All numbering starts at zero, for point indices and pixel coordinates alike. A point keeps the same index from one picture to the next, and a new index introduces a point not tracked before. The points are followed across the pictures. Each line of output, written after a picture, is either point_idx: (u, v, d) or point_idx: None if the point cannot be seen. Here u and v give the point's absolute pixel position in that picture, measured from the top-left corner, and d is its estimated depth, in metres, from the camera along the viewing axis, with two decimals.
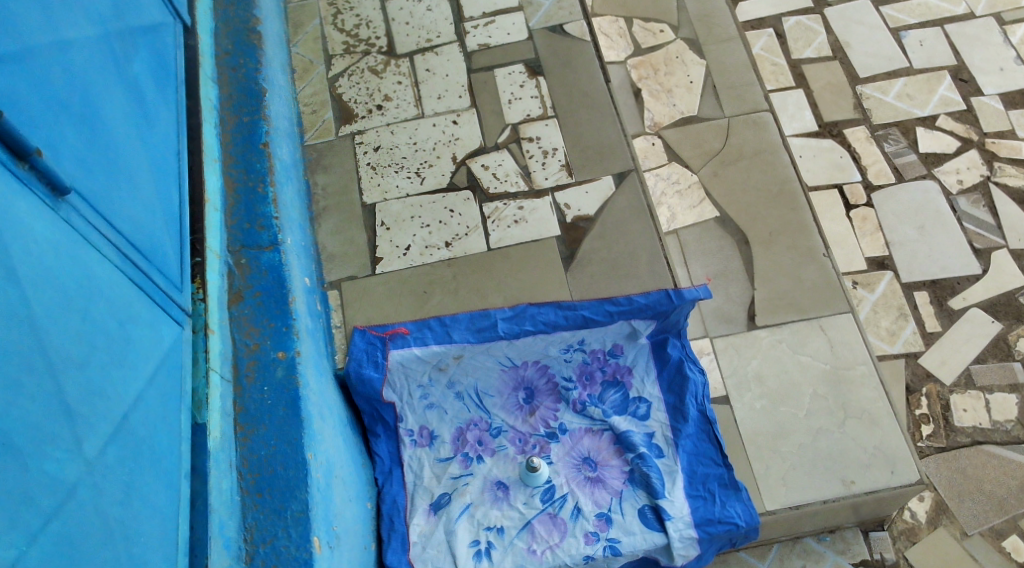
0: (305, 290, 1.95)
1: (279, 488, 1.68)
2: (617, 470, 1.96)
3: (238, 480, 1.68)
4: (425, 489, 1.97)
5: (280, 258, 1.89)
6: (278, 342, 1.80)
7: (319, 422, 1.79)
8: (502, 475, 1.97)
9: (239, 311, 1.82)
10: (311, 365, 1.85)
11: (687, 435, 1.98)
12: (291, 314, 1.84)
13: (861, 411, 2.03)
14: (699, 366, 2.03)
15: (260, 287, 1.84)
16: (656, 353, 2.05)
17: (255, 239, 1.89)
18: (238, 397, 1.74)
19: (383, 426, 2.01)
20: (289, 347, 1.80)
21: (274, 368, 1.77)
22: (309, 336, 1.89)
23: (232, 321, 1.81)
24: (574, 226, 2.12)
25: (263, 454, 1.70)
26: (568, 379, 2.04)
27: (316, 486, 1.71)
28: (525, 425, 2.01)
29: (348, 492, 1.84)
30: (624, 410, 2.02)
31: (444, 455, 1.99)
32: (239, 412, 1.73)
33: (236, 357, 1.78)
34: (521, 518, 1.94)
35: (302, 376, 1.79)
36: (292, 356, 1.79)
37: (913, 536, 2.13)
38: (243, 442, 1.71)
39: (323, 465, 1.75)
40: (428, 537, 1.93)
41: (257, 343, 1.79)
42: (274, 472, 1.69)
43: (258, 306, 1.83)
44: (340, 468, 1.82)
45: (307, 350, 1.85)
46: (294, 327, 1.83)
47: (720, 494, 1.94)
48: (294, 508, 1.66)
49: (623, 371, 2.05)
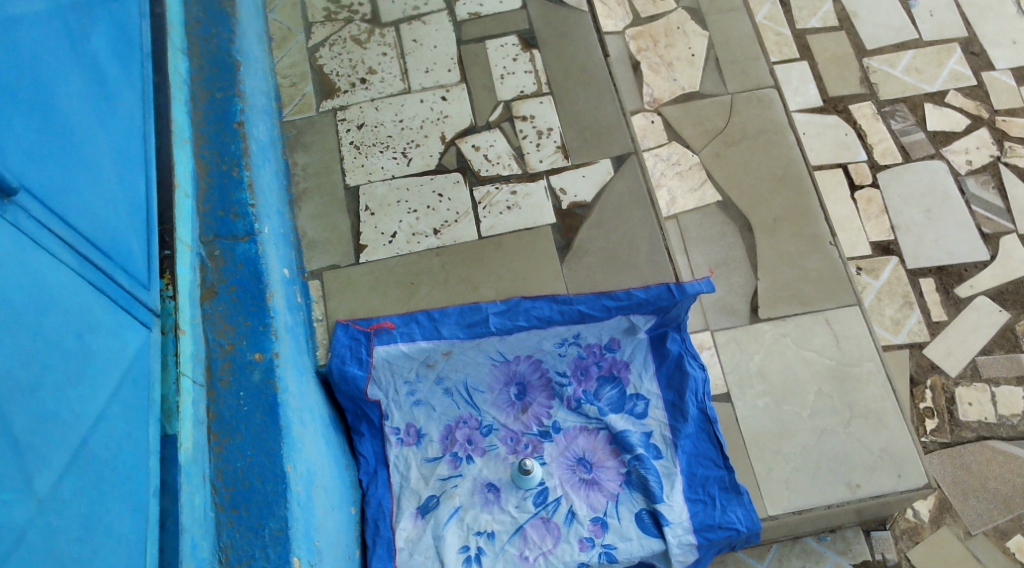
0: (283, 281, 1.82)
1: (255, 503, 1.56)
2: (613, 472, 1.92)
3: (212, 495, 1.57)
4: (412, 492, 1.91)
5: (258, 248, 1.76)
6: (254, 343, 1.68)
7: (301, 428, 1.68)
8: (493, 475, 1.92)
9: (212, 308, 1.70)
10: (291, 366, 1.73)
11: (686, 435, 1.93)
12: (269, 311, 1.71)
13: (868, 411, 1.95)
14: (699, 361, 1.96)
15: (234, 282, 1.72)
16: (654, 348, 1.97)
17: (229, 229, 1.77)
18: (211, 402, 1.63)
19: (368, 425, 1.92)
20: (266, 348, 1.68)
21: (250, 371, 1.66)
22: (289, 333, 1.77)
23: (205, 319, 1.69)
24: (570, 213, 1.99)
25: (239, 466, 1.59)
26: (563, 374, 1.96)
27: (297, 499, 1.59)
28: (516, 423, 1.94)
29: (331, 504, 1.73)
30: (621, 408, 1.95)
31: (432, 455, 1.92)
32: (213, 419, 1.62)
33: (209, 359, 1.66)
34: (513, 522, 1.89)
35: (281, 378, 1.67)
36: (271, 356, 1.67)
37: (916, 536, 2.09)
38: (217, 452, 1.60)
39: (304, 475, 1.64)
40: (415, 542, 1.88)
41: (231, 344, 1.67)
42: (252, 486, 1.57)
43: (233, 302, 1.71)
44: (321, 476, 1.70)
45: (287, 351, 1.72)
46: (274, 325, 1.71)
47: (721, 498, 1.89)
48: (272, 526, 1.55)
49: (620, 366, 1.97)
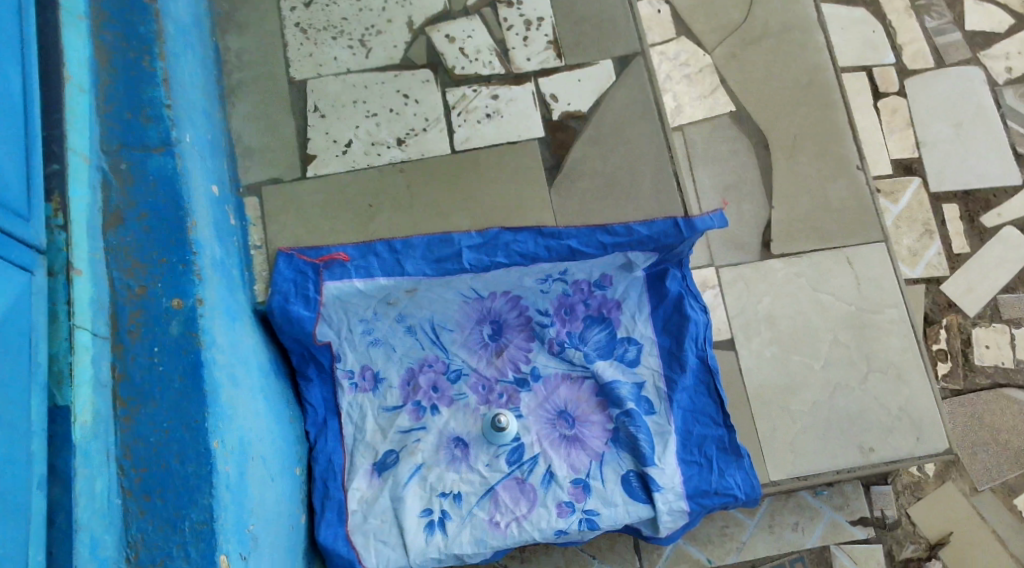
0: (210, 201, 1.48)
1: (172, 490, 1.28)
2: (598, 428, 1.68)
3: (118, 477, 1.28)
4: (367, 446, 1.65)
5: (175, 163, 1.40)
6: (171, 286, 1.35)
7: (231, 390, 1.38)
8: (461, 429, 1.66)
9: (117, 239, 1.36)
10: (219, 311, 1.41)
11: (683, 388, 1.68)
12: (191, 244, 1.38)
13: (887, 364, 1.71)
14: (700, 302, 1.69)
15: (146, 206, 1.37)
16: (652, 286, 1.69)
17: (138, 136, 1.40)
18: (117, 359, 1.32)
19: (316, 369, 1.65)
20: (187, 293, 1.35)
21: (167, 322, 1.34)
22: (217, 268, 1.43)
23: (108, 252, 1.35)
24: (562, 126, 1.68)
25: (152, 442, 1.30)
26: (544, 313, 1.69)
27: (225, 483, 1.31)
28: (489, 369, 1.68)
29: (266, 475, 1.45)
30: (609, 354, 1.69)
31: (391, 404, 1.66)
32: (119, 381, 1.31)
33: (114, 305, 1.33)
34: (483, 483, 1.65)
35: (206, 330, 1.35)
36: (193, 303, 1.35)
37: (918, 490, 1.88)
38: (123, 423, 1.30)
39: (235, 449, 1.35)
40: (370, 504, 1.63)
41: (143, 287, 1.34)
42: (168, 467, 1.29)
43: (144, 233, 1.36)
44: (256, 444, 1.42)
45: (214, 294, 1.40)
46: (197, 263, 1.37)
47: (718, 460, 1.66)
48: (193, 519, 1.27)
49: (611, 306, 1.70)
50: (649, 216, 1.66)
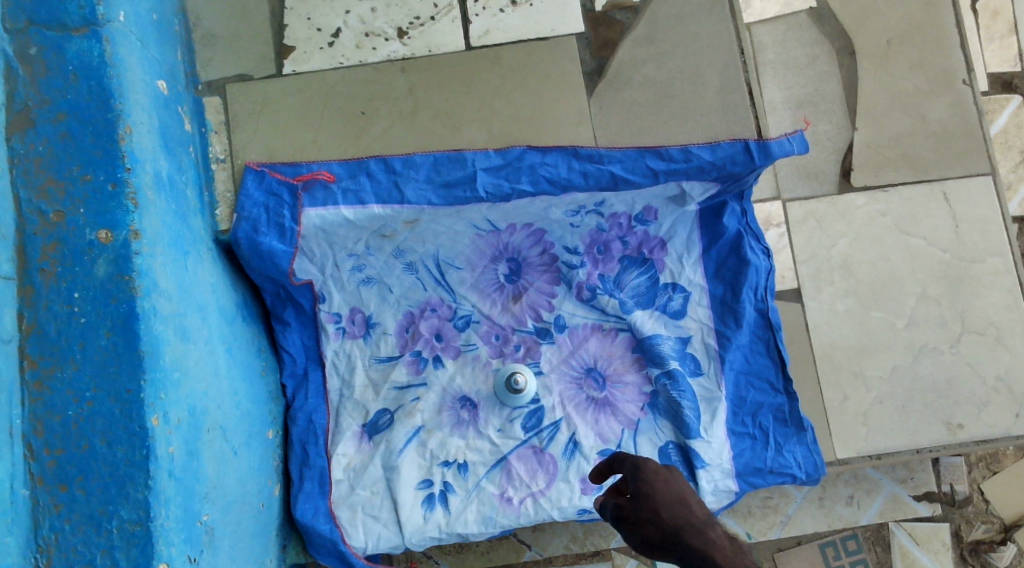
0: (154, 100, 1.15)
1: (97, 480, 1.00)
2: (634, 391, 1.39)
3: (27, 461, 0.99)
4: (356, 405, 1.37)
5: (103, 49, 1.07)
6: (97, 213, 1.04)
7: (177, 346, 1.08)
8: (469, 387, 1.38)
9: (25, 148, 1.03)
10: (163, 244, 1.10)
11: (738, 347, 1.39)
12: (124, 158, 1.06)
13: (986, 325, 1.40)
14: (763, 245, 1.38)
15: (64, 106, 1.05)
16: (705, 222, 1.39)
17: (54, 12, 1.06)
18: (26, 307, 1.01)
19: (295, 311, 1.35)
20: (118, 223, 1.04)
21: (91, 260, 1.03)
22: (161, 189, 1.12)
23: (14, 165, 1.03)
24: (606, 20, 1.34)
25: (71, 416, 1.00)
26: (573, 251, 1.39)
27: (167, 470, 1.03)
28: (504, 317, 1.39)
29: (225, 449, 1.16)
30: (650, 303, 1.40)
31: (385, 355, 1.38)
32: (29, 335, 1.01)
33: (22, 236, 1.02)
34: (494, 452, 1.37)
35: (143, 271, 1.05)
36: (126, 237, 1.04)
37: (995, 464, 1.51)
38: (34, 390, 1.00)
39: (182, 423, 1.07)
40: (357, 473, 1.35)
41: (59, 212, 1.03)
42: (91, 449, 1.00)
43: (61, 141, 1.04)
44: (212, 412, 1.14)
45: (155, 222, 1.09)
46: (132, 183, 1.06)
47: (776, 434, 1.37)
48: (123, 517, 1.00)
49: (654, 245, 1.40)
50: (709, 137, 1.32)
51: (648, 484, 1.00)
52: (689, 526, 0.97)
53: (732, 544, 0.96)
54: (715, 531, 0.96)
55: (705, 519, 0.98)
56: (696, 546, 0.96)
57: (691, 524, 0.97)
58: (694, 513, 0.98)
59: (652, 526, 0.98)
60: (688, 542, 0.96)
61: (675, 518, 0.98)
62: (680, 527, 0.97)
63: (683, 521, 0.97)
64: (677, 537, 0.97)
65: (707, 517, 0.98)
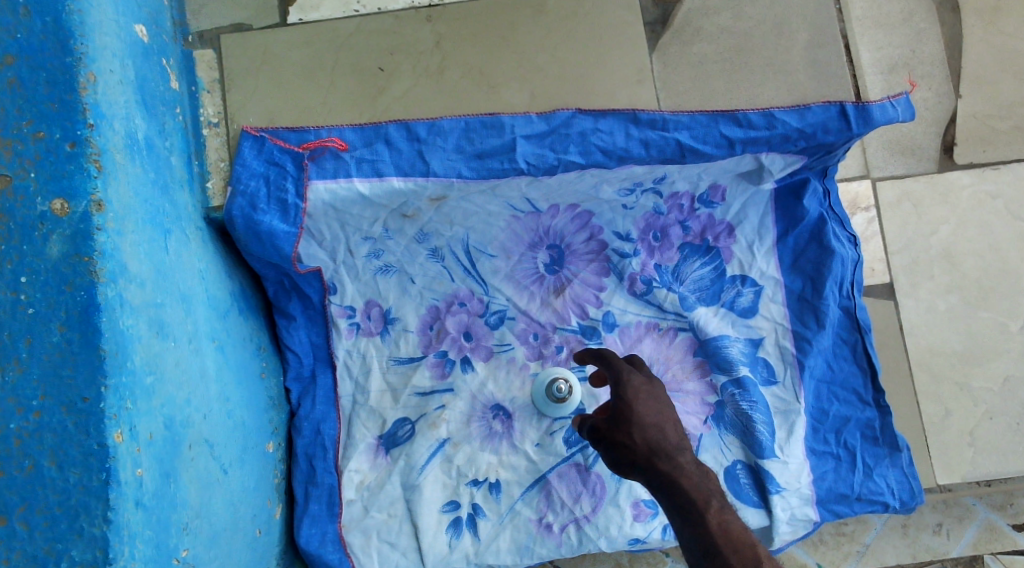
0: (130, 47, 0.96)
1: (43, 512, 0.82)
2: (696, 401, 1.19)
3: None
4: (370, 414, 1.17)
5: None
6: (50, 180, 0.85)
7: (152, 343, 0.89)
8: (503, 394, 1.18)
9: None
10: (136, 220, 0.91)
11: (820, 351, 1.18)
12: (85, 115, 0.87)
13: None
14: (850, 232, 1.17)
15: (13, 49, 0.85)
16: (781, 204, 1.17)
17: None
18: None
19: (301, 304, 1.15)
20: (77, 193, 0.85)
21: (44, 238, 0.84)
22: (134, 155, 0.93)
23: None
24: None
25: (14, 430, 0.82)
26: (625, 237, 1.19)
27: (131, 498, 0.84)
28: (544, 313, 1.19)
29: (212, 469, 0.97)
30: (715, 298, 1.20)
31: (406, 355, 1.18)
32: None
33: None
34: (530, 469, 1.17)
35: (106, 253, 0.86)
36: (85, 209, 0.85)
37: None
38: None
39: (156, 437, 0.88)
40: (372, 493, 1.15)
41: (4, 180, 0.84)
42: (37, 471, 0.82)
43: (7, 93, 0.85)
44: (195, 423, 0.94)
45: (124, 193, 0.89)
46: (94, 144, 0.87)
47: (864, 453, 1.17)
48: (74, 559, 0.82)
49: (720, 231, 1.19)
50: (799, 99, 1.13)
51: (625, 403, 0.93)
52: (660, 448, 0.91)
53: (701, 471, 0.90)
54: (686, 455, 0.91)
55: (677, 444, 0.92)
56: (661, 470, 0.90)
57: (662, 444, 0.91)
58: (665, 437, 0.92)
59: (624, 445, 0.92)
60: (656, 464, 0.90)
61: (647, 440, 0.91)
62: (648, 445, 0.91)
63: (655, 443, 0.91)
64: (646, 458, 0.91)
65: (679, 441, 0.92)
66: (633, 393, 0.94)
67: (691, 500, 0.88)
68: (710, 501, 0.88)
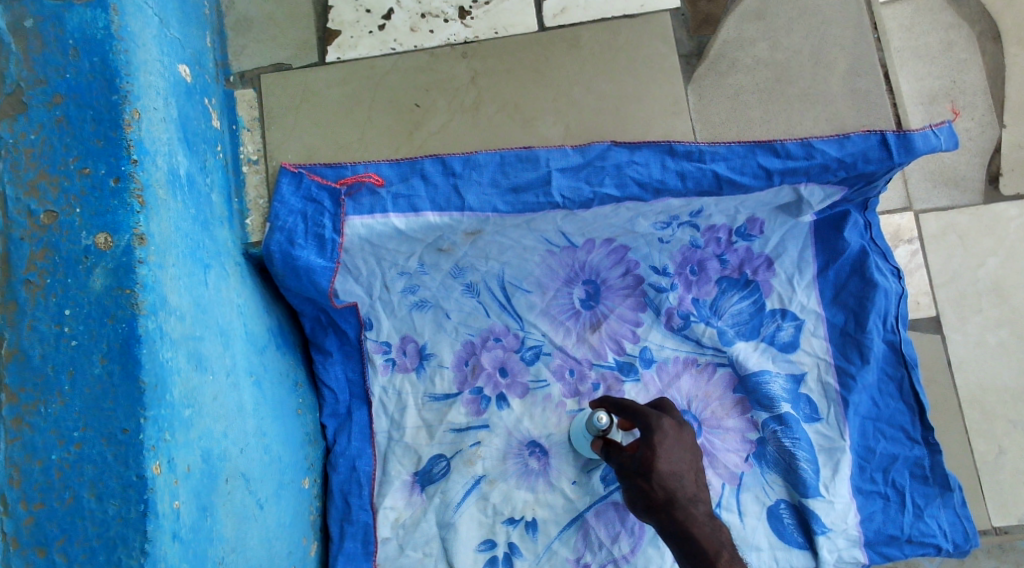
0: (174, 87, 0.97)
1: (83, 543, 0.81)
2: (736, 439, 1.16)
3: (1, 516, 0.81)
4: (406, 451, 1.16)
5: (109, 20, 0.88)
6: (94, 215, 0.85)
7: (190, 378, 0.89)
8: (539, 431, 1.16)
9: (13, 137, 0.85)
10: (177, 254, 0.91)
11: (864, 387, 1.15)
12: (128, 151, 0.87)
13: None
14: (893, 265, 1.15)
15: (62, 87, 0.87)
16: (821, 237, 1.16)
17: None
18: (7, 327, 0.83)
19: (337, 340, 1.15)
20: (120, 227, 0.85)
21: (87, 271, 0.85)
22: (175, 192, 0.93)
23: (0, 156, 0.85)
24: None
25: (56, 461, 0.82)
26: (662, 272, 1.18)
27: (169, 532, 0.83)
28: (581, 348, 1.18)
29: (248, 503, 0.96)
30: (755, 333, 1.18)
31: (442, 392, 1.17)
32: (10, 361, 0.83)
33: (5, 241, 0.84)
34: (568, 508, 1.15)
35: (148, 286, 0.86)
36: (128, 242, 0.85)
37: None
38: (12, 429, 0.82)
39: (193, 471, 0.87)
40: (408, 531, 1.14)
41: (50, 214, 0.85)
42: (77, 503, 0.82)
43: (55, 129, 0.86)
44: (232, 458, 0.94)
45: (166, 227, 0.89)
46: (138, 179, 0.87)
47: (913, 493, 1.14)
48: None
49: (759, 264, 1.17)
50: (837, 129, 1.12)
51: (650, 444, 0.93)
52: (676, 497, 0.90)
53: (713, 525, 0.90)
54: (700, 508, 0.90)
55: (692, 494, 0.91)
56: (676, 518, 0.89)
57: (679, 492, 0.91)
58: (683, 485, 0.92)
59: (643, 489, 0.92)
60: (671, 513, 0.90)
61: (664, 486, 0.91)
62: (666, 491, 0.91)
63: (673, 491, 0.91)
64: (662, 505, 0.90)
65: (696, 491, 0.92)
66: (659, 436, 0.93)
67: (703, 553, 0.88)
68: (722, 557, 0.88)
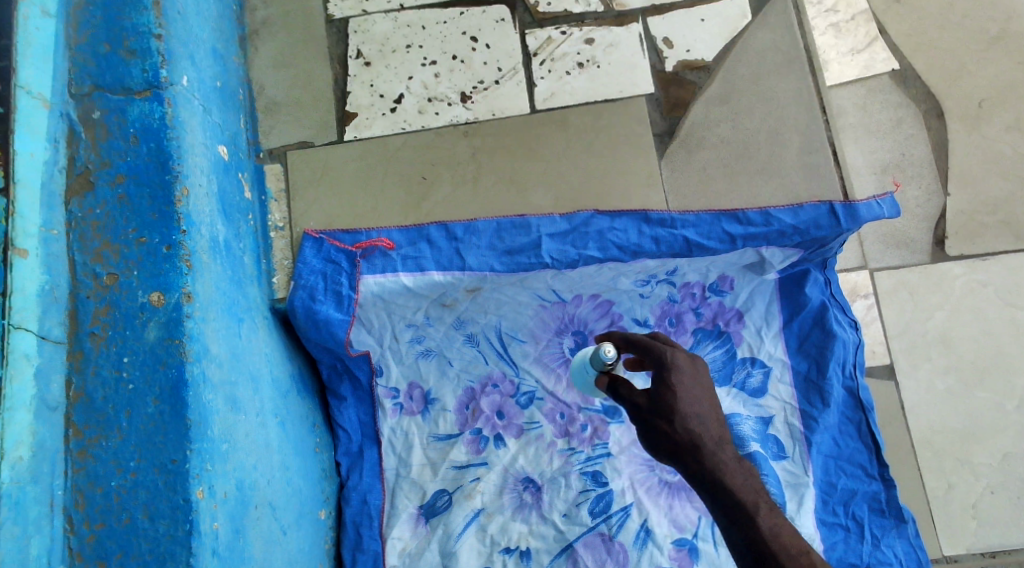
0: (214, 164, 1.12)
1: (136, 558, 0.94)
2: None
3: (67, 534, 0.94)
4: (411, 486, 1.27)
5: (165, 112, 1.04)
6: (149, 276, 0.99)
7: (227, 418, 1.02)
8: (533, 468, 1.28)
9: (82, 212, 1.00)
10: (217, 311, 1.05)
11: (826, 428, 1.28)
12: (179, 222, 1.02)
13: None
14: (852, 317, 1.29)
15: (123, 168, 1.01)
16: (785, 293, 1.30)
17: (118, 75, 1.03)
18: (74, 373, 0.97)
19: (351, 386, 1.28)
20: (171, 287, 1.00)
21: (143, 325, 0.98)
22: (215, 256, 1.07)
23: (70, 227, 0.99)
24: (677, 81, 1.32)
25: (115, 488, 0.95)
26: (642, 324, 1.30)
27: (209, 549, 0.96)
28: (570, 393, 1.30)
29: (274, 528, 1.09)
30: (728, 379, 1.30)
31: (445, 432, 1.28)
32: (77, 402, 0.96)
33: (73, 299, 0.98)
34: (559, 538, 1.25)
35: (194, 337, 1.00)
36: (177, 300, 0.99)
37: None
38: (77, 460, 0.95)
39: (230, 498, 1.00)
40: (413, 560, 1.25)
41: (112, 275, 0.99)
42: (132, 523, 0.95)
43: (117, 203, 1.01)
44: (261, 488, 1.07)
45: (208, 287, 1.04)
46: (186, 246, 1.02)
47: (872, 524, 1.26)
48: None
49: (730, 317, 1.31)
50: None
51: (667, 388, 0.98)
52: (700, 442, 0.97)
53: (741, 468, 0.96)
54: (727, 452, 0.97)
55: (717, 437, 0.97)
56: (705, 465, 0.96)
57: (703, 435, 0.97)
58: (706, 427, 0.98)
59: (667, 436, 0.98)
60: (699, 460, 0.96)
61: (688, 431, 0.97)
62: (691, 437, 0.97)
63: (697, 437, 0.97)
64: (688, 452, 0.97)
65: (718, 429, 0.98)
66: (675, 379, 0.99)
67: (738, 500, 0.95)
68: (759, 503, 0.95)
